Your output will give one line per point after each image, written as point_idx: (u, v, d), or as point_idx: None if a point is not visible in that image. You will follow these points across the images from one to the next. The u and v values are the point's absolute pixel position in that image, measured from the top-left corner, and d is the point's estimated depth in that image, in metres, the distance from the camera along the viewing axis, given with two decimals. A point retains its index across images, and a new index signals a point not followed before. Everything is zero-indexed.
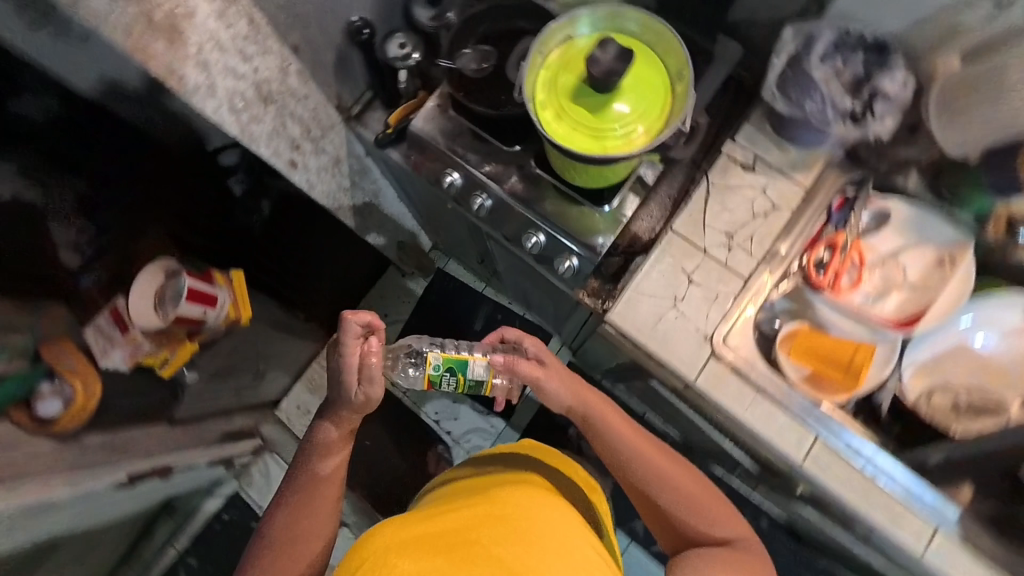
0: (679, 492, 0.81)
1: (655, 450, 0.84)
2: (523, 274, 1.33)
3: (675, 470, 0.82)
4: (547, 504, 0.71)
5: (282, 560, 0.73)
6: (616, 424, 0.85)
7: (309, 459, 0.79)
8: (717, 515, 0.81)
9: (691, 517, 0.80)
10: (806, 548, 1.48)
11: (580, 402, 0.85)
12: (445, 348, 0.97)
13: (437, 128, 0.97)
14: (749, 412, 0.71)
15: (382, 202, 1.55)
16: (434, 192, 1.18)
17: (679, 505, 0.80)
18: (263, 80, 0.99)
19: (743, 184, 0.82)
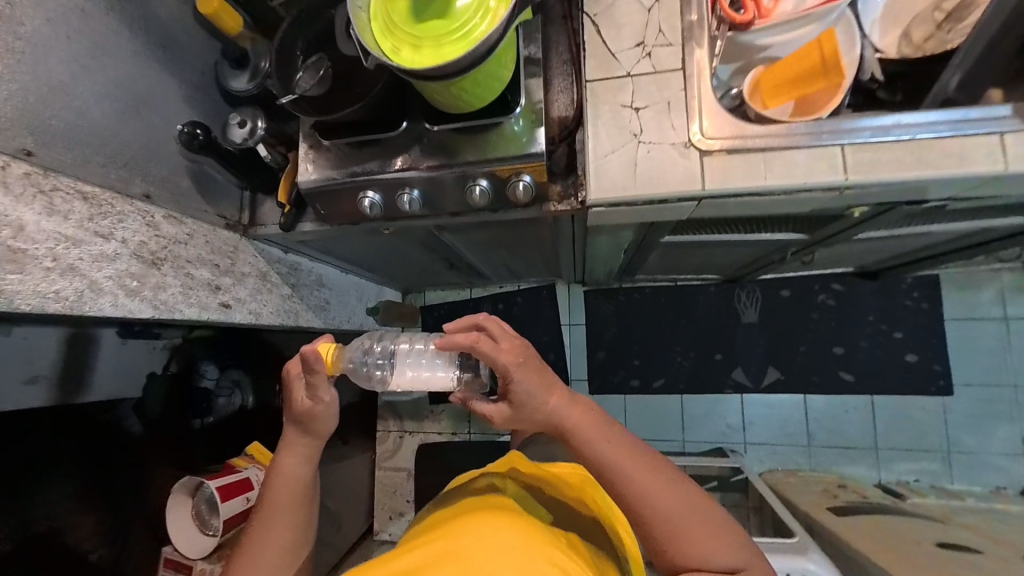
0: (670, 526, 0.61)
1: (650, 473, 0.64)
2: (490, 247, 1.29)
3: (669, 498, 0.62)
4: (492, 525, 0.59)
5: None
6: (602, 441, 0.67)
7: (262, 500, 0.76)
8: (714, 554, 0.60)
9: (685, 555, 0.61)
10: (889, 282, 1.47)
11: (557, 423, 0.69)
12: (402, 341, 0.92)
13: (327, 166, 0.92)
14: (774, 176, 0.66)
15: (331, 281, 1.49)
16: (368, 231, 1.12)
17: (670, 543, 0.61)
18: (139, 245, 0.84)
19: None
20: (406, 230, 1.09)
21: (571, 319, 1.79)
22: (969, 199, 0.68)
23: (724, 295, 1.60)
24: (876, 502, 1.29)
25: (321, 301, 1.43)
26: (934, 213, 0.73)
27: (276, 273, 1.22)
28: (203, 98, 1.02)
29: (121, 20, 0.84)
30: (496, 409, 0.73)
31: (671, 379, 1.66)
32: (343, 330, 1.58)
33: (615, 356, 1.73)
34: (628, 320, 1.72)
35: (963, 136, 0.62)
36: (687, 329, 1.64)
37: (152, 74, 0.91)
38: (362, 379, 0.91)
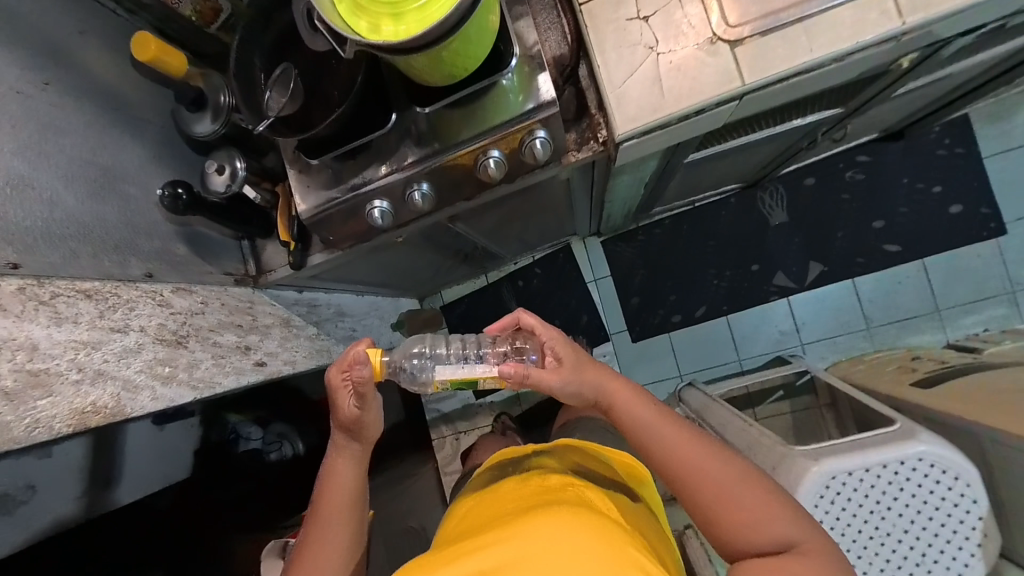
0: (718, 494, 0.65)
1: (696, 444, 0.68)
2: (504, 225, 1.21)
3: (717, 468, 0.66)
4: (562, 522, 0.54)
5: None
6: (647, 412, 0.72)
7: (317, 514, 0.76)
8: (765, 524, 0.62)
9: (738, 521, 0.63)
10: (916, 137, 1.41)
11: (603, 396, 0.74)
12: (450, 346, 0.89)
13: (321, 187, 0.84)
14: (819, 45, 0.60)
15: (349, 308, 1.42)
16: (381, 248, 1.04)
17: (720, 512, 0.64)
18: (158, 328, 0.77)
19: None
20: (422, 233, 1.02)
21: (596, 274, 1.74)
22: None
23: (747, 203, 1.54)
24: (960, 363, 1.22)
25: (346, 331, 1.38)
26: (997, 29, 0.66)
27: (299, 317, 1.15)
28: (171, 153, 0.94)
29: (61, 92, 0.75)
30: (553, 372, 0.74)
31: (714, 303, 1.62)
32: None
33: (650, 298, 1.69)
34: (656, 258, 1.66)
35: None
36: (719, 249, 1.58)
37: (109, 143, 0.83)
38: (406, 381, 0.83)
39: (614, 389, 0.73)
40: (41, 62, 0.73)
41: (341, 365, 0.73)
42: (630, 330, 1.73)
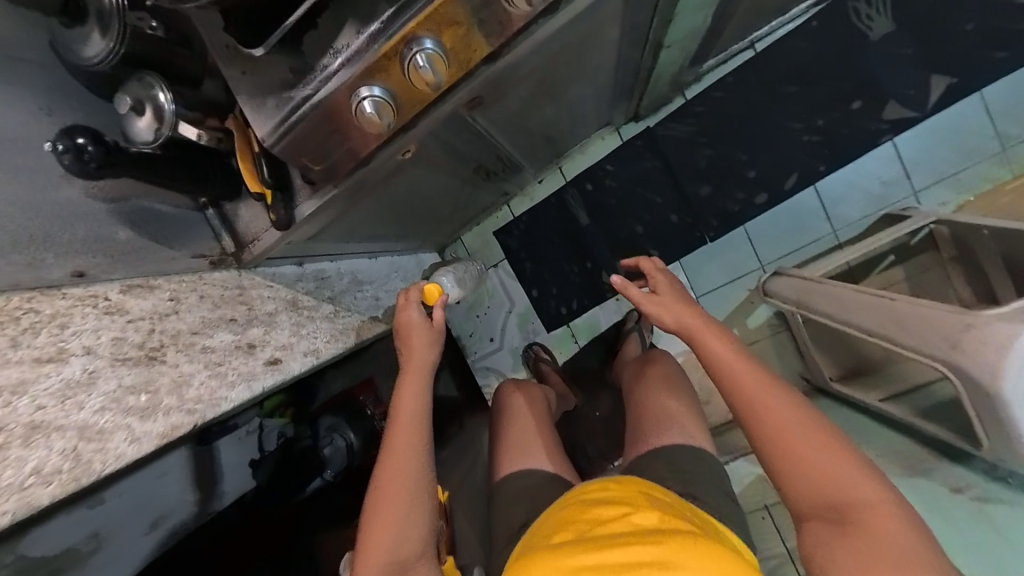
0: (790, 446, 0.68)
1: (781, 401, 0.72)
2: (535, 114, 0.93)
3: (797, 423, 0.70)
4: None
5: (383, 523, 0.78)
6: (733, 358, 0.78)
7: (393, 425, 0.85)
8: (837, 480, 0.65)
9: (814, 472, 0.67)
10: None
11: (692, 332, 0.83)
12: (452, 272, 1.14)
13: (285, 85, 0.57)
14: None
15: (368, 275, 1.18)
16: (387, 173, 0.77)
17: (796, 467, 0.67)
18: (112, 346, 0.61)
19: None
20: (437, 132, 0.74)
21: (644, 168, 1.48)
22: None
23: (834, 16, 1.29)
24: None
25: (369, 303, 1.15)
26: None
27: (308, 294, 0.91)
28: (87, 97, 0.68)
29: None
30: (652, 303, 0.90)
31: (794, 159, 1.38)
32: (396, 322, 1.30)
33: (723, 179, 1.43)
34: (730, 121, 1.40)
35: None
36: (803, 94, 1.35)
37: None
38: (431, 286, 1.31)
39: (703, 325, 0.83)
40: None
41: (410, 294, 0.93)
42: (692, 225, 1.48)
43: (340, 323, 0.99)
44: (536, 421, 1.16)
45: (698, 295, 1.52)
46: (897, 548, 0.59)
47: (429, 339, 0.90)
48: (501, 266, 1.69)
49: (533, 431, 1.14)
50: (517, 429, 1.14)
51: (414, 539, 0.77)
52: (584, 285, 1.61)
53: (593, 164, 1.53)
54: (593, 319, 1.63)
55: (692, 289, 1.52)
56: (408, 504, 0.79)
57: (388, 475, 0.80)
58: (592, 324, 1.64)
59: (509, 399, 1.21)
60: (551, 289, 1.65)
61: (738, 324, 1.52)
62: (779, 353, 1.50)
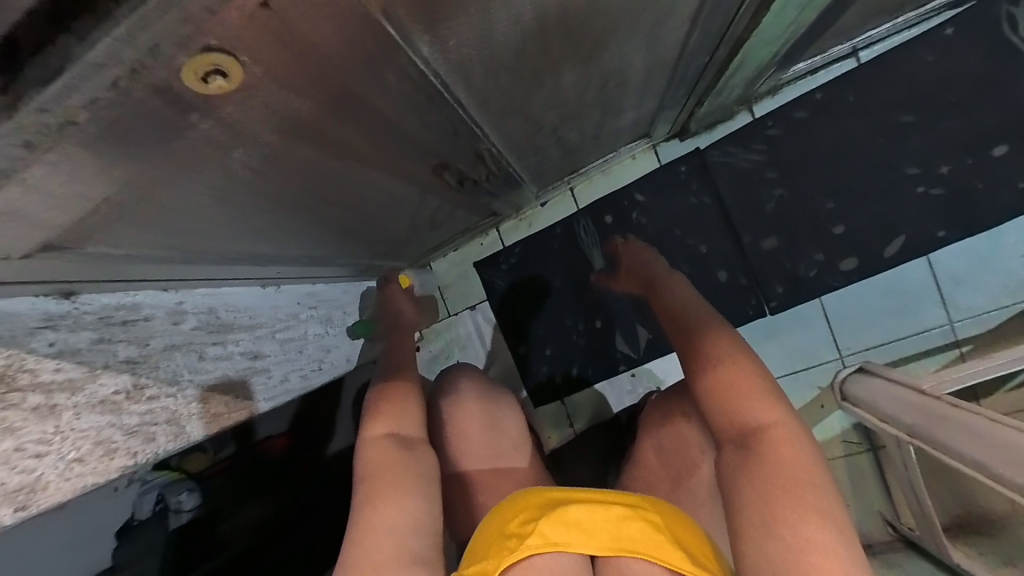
0: (709, 368, 0.62)
1: (708, 330, 0.67)
2: (549, 84, 0.53)
3: (729, 353, 0.63)
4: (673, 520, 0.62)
5: (388, 408, 0.69)
6: (688, 305, 0.74)
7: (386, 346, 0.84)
8: (753, 409, 0.57)
9: (729, 399, 0.59)
10: None
11: (652, 285, 0.84)
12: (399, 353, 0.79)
13: None
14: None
15: (242, 315, 0.74)
16: (180, 134, 0.32)
17: (710, 391, 0.61)
18: None
19: None
20: (306, 35, 0.29)
21: (687, 203, 1.08)
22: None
23: (976, 30, 0.93)
24: None
25: (234, 370, 0.73)
26: None
27: (54, 354, 0.51)
28: None
29: None
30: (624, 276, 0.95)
31: (902, 220, 0.98)
32: (289, 386, 0.84)
33: (799, 232, 1.03)
34: (817, 152, 1.00)
35: None
36: (925, 128, 0.96)
37: None
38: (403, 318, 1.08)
39: (661, 280, 0.83)
40: None
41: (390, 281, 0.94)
42: (749, 287, 1.06)
43: (143, 410, 0.61)
44: (503, 441, 0.82)
45: None
46: (794, 475, 0.51)
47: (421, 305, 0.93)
48: (479, 310, 1.25)
49: (502, 454, 0.81)
50: (473, 459, 0.78)
51: (415, 425, 0.69)
52: (591, 350, 1.18)
53: (618, 191, 1.12)
54: (598, 399, 1.18)
55: None
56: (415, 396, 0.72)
57: (399, 372, 0.76)
58: (594, 404, 1.19)
59: (451, 415, 0.82)
60: (541, 349, 1.21)
61: None
62: (854, 487, 1.04)
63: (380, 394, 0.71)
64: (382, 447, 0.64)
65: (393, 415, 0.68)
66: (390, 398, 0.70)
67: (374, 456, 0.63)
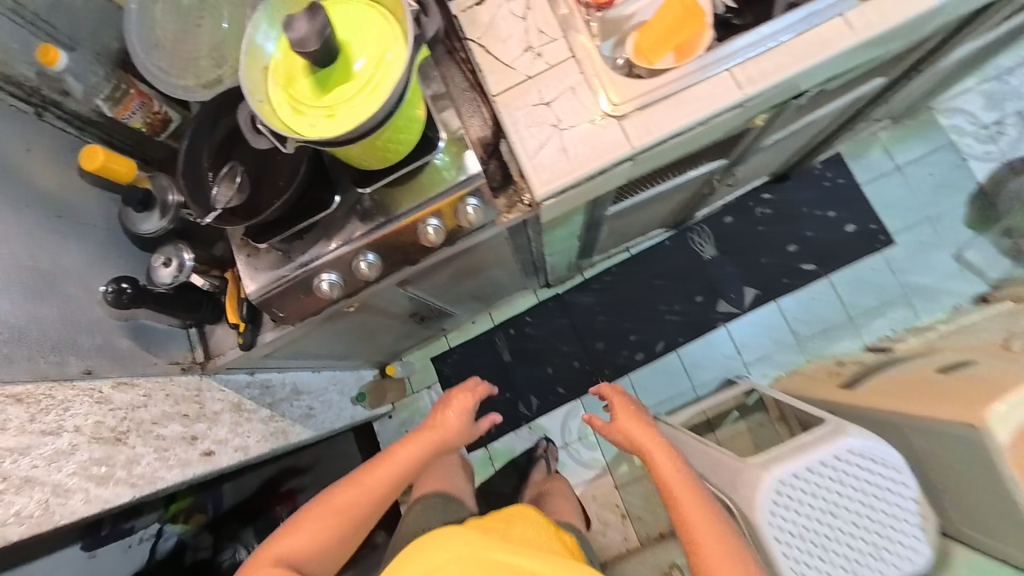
0: (688, 532, 0.73)
1: (680, 485, 0.78)
2: (458, 288, 1.29)
3: (702, 517, 0.74)
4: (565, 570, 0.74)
5: (306, 533, 0.78)
6: (677, 467, 0.82)
7: (374, 463, 0.87)
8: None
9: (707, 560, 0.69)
10: (799, 178, 1.81)
11: (636, 440, 0.90)
12: (389, 484, 0.84)
13: (273, 272, 0.83)
14: (702, 104, 0.79)
15: (307, 385, 1.28)
16: (336, 319, 1.04)
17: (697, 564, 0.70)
18: (95, 426, 0.72)
19: (497, 14, 0.87)
20: (378, 297, 1.03)
21: (554, 321, 1.87)
22: (837, 83, 0.92)
23: (681, 241, 1.83)
24: (875, 362, 1.41)
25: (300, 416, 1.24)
26: (827, 95, 0.97)
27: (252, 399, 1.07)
28: (125, 252, 0.90)
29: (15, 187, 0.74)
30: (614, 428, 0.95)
31: (663, 333, 1.80)
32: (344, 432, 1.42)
33: (615, 339, 1.83)
34: (619, 298, 1.84)
35: (814, 26, 0.79)
36: (667, 286, 1.82)
37: (61, 243, 0.79)
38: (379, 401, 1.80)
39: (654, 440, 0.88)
40: (16, 169, 0.75)
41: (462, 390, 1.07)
42: (592, 370, 1.82)
43: None
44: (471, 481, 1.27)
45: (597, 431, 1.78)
46: None
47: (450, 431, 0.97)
48: (433, 388, 1.88)
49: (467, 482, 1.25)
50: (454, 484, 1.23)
51: (324, 563, 0.78)
52: (505, 413, 1.85)
53: (516, 315, 1.89)
54: (510, 445, 1.83)
55: (590, 426, 1.79)
56: (349, 526, 0.80)
57: (345, 491, 0.82)
58: (508, 450, 1.82)
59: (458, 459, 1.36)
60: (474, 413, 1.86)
61: (629, 460, 1.75)
62: None
63: (314, 514, 0.80)
64: (281, 571, 0.73)
65: (311, 535, 0.78)
66: (324, 530, 0.78)
67: (270, 567, 0.74)
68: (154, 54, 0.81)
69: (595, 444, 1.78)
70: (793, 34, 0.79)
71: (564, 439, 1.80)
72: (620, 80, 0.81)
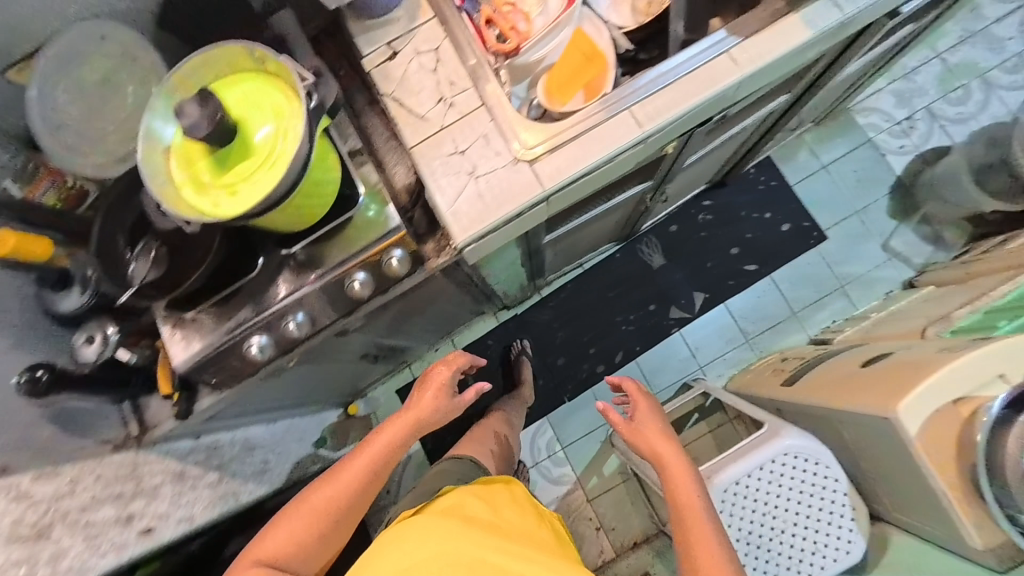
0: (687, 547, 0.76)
1: (690, 505, 0.80)
2: (408, 325, 1.29)
3: (704, 532, 0.77)
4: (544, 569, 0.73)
5: (286, 535, 0.76)
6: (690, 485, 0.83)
7: (356, 457, 0.83)
8: None
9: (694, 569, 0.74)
10: (735, 183, 1.89)
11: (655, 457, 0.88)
12: (371, 475, 0.82)
13: (199, 341, 0.82)
14: (604, 144, 0.83)
15: (261, 438, 1.26)
16: (279, 375, 1.03)
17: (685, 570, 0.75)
18: (13, 525, 0.73)
19: (406, 68, 0.89)
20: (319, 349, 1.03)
21: (516, 342, 1.89)
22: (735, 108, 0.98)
23: (631, 253, 1.89)
24: (814, 356, 1.48)
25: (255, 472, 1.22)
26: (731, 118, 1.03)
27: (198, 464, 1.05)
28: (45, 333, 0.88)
29: None
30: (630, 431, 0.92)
31: (621, 343, 1.85)
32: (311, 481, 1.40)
33: (576, 354, 1.86)
34: (576, 313, 1.88)
35: (700, 64, 0.85)
36: (620, 298, 1.87)
37: None
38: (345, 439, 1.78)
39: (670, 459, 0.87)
40: None
41: (444, 366, 0.97)
42: (555, 387, 1.85)
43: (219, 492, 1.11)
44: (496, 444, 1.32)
45: (565, 446, 1.81)
46: None
47: (428, 414, 0.91)
48: None
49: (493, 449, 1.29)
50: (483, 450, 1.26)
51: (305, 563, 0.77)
52: None
53: (479, 339, 1.90)
54: None
55: (559, 442, 1.81)
56: (329, 527, 0.78)
57: (324, 493, 0.79)
58: None
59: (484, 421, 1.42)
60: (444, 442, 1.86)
61: (598, 472, 1.78)
62: (635, 498, 1.73)
63: (296, 511, 0.77)
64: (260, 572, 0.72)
65: (291, 537, 0.76)
66: (303, 533, 0.76)
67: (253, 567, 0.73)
68: (64, 134, 0.79)
69: (564, 459, 1.81)
70: (681, 73, 0.85)
71: (535, 457, 1.82)
72: (526, 126, 0.85)
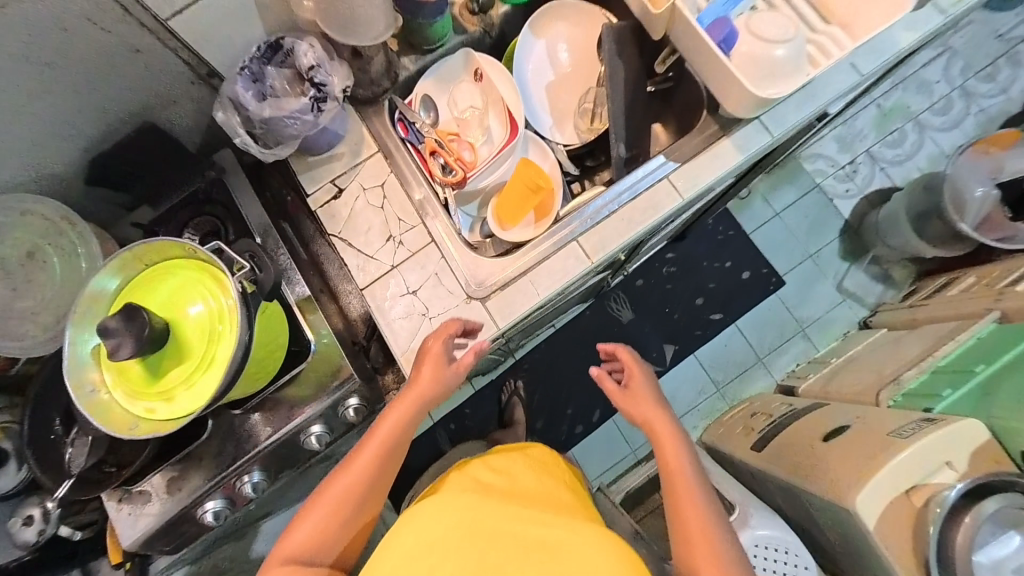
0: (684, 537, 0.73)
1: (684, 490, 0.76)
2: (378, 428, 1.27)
3: (705, 522, 0.73)
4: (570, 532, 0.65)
5: (304, 532, 0.69)
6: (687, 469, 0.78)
7: (366, 441, 0.74)
8: None
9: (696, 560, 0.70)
10: (695, 235, 1.94)
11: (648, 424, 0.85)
12: (387, 461, 0.74)
13: (149, 516, 0.79)
14: (553, 278, 0.84)
15: None
16: (240, 514, 1.00)
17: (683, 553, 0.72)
18: None
19: (353, 206, 0.88)
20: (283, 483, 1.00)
21: (492, 407, 1.88)
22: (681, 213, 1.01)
23: (600, 309, 1.91)
24: (781, 414, 1.50)
25: None
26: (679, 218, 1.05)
27: None
28: None
29: None
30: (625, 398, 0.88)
31: (597, 400, 1.87)
32: None
33: (552, 415, 1.87)
34: (550, 374, 1.89)
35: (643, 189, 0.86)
36: (592, 356, 1.89)
37: None
38: None
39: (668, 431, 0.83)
40: None
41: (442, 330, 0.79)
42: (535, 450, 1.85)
43: None
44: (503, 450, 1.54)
45: None
46: None
47: (431, 388, 0.76)
48: None
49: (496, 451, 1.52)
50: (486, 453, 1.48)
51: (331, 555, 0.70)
52: None
53: (455, 408, 1.88)
54: None
55: None
56: (347, 515, 0.70)
57: (338, 483, 0.71)
58: None
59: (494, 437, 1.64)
60: None
61: None
62: None
63: (315, 503, 0.70)
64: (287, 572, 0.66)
65: (309, 533, 0.69)
66: (322, 528, 0.69)
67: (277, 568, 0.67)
68: None
69: None
70: (626, 197, 0.86)
71: None
72: (475, 263, 0.85)
